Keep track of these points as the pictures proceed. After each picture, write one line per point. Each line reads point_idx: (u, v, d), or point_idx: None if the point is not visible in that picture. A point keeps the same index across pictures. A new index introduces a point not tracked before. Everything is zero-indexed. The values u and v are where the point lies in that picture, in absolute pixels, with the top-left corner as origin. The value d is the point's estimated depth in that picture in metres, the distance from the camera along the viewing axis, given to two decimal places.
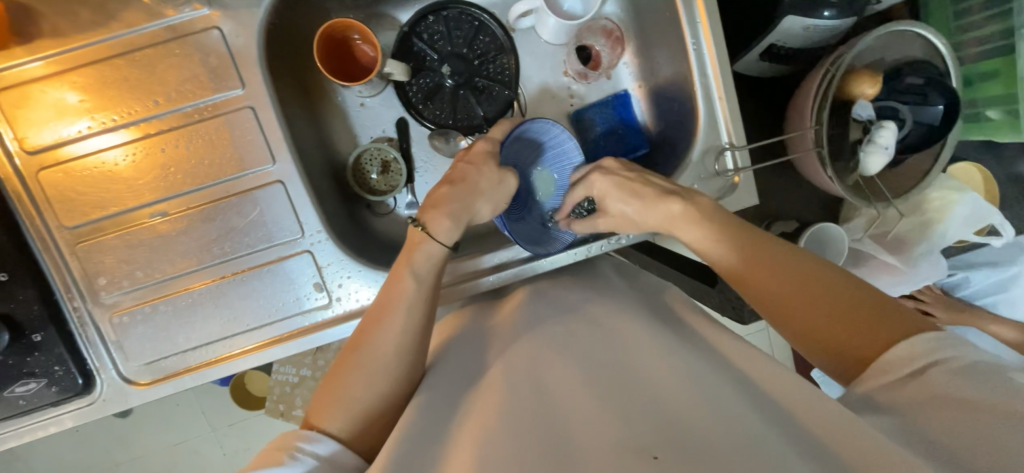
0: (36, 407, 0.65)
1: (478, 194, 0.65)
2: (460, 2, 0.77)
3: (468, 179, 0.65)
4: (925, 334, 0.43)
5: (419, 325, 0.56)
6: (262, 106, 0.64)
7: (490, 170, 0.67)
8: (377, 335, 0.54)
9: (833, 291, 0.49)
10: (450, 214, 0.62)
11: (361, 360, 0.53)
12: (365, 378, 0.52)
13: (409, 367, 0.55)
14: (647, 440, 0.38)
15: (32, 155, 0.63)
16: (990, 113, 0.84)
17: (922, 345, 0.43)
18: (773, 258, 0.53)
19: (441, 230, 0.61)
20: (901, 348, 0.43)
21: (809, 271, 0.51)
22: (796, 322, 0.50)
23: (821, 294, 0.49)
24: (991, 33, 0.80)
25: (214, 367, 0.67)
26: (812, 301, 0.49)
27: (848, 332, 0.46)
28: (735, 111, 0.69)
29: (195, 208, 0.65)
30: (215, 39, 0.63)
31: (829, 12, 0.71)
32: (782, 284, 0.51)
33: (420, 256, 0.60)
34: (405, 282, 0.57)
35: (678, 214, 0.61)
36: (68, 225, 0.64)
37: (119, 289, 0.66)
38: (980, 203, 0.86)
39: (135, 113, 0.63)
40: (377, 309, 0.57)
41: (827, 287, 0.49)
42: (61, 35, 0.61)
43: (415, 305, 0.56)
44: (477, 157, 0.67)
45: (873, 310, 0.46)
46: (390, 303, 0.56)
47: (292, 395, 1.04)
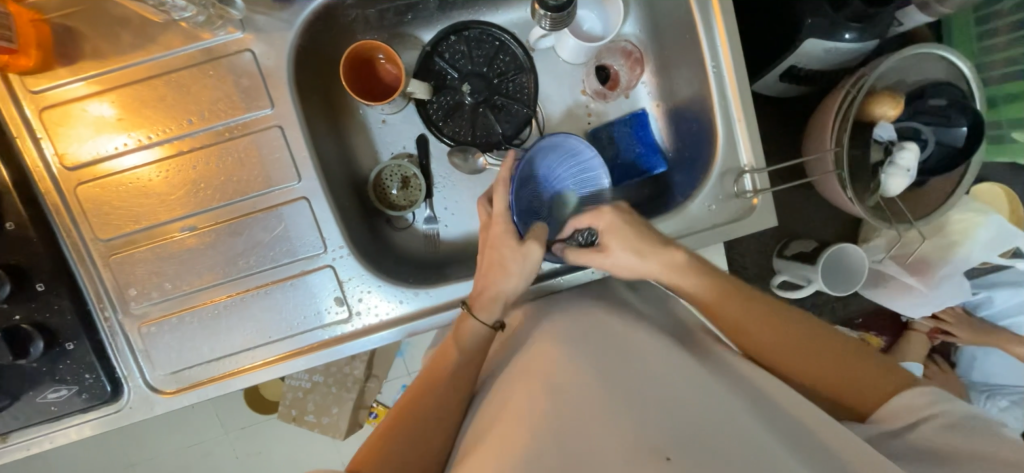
0: (65, 414, 0.67)
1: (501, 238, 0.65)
2: (481, 23, 0.79)
3: (497, 264, 0.65)
4: (920, 388, 0.49)
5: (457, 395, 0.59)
6: (289, 125, 0.66)
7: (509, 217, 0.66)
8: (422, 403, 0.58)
9: (830, 344, 0.54)
10: (495, 299, 0.65)
11: (406, 421, 0.56)
12: (406, 435, 0.55)
13: (445, 440, 0.56)
14: (661, 440, 0.39)
15: (71, 170, 0.65)
16: (1015, 135, 0.82)
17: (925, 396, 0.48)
18: (775, 321, 0.56)
19: (484, 307, 0.65)
20: (903, 396, 0.49)
21: (810, 331, 0.56)
22: (813, 378, 0.53)
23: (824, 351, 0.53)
24: (1018, 54, 0.79)
25: (236, 378, 0.69)
26: (820, 356, 0.53)
27: (857, 386, 0.51)
28: (754, 134, 0.70)
29: (222, 223, 0.67)
30: (247, 61, 0.65)
31: (850, 35, 0.71)
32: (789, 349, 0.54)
33: (464, 334, 0.64)
34: (452, 353, 0.62)
35: (683, 263, 0.62)
36: (102, 238, 0.67)
37: (148, 300, 0.68)
38: (1005, 226, 0.85)
39: (171, 132, 0.66)
40: (423, 379, 0.61)
41: (827, 343, 0.54)
42: (101, 56, 0.64)
43: (459, 377, 0.61)
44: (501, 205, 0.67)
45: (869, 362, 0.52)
46: (436, 375, 0.61)
47: (304, 401, 1.06)
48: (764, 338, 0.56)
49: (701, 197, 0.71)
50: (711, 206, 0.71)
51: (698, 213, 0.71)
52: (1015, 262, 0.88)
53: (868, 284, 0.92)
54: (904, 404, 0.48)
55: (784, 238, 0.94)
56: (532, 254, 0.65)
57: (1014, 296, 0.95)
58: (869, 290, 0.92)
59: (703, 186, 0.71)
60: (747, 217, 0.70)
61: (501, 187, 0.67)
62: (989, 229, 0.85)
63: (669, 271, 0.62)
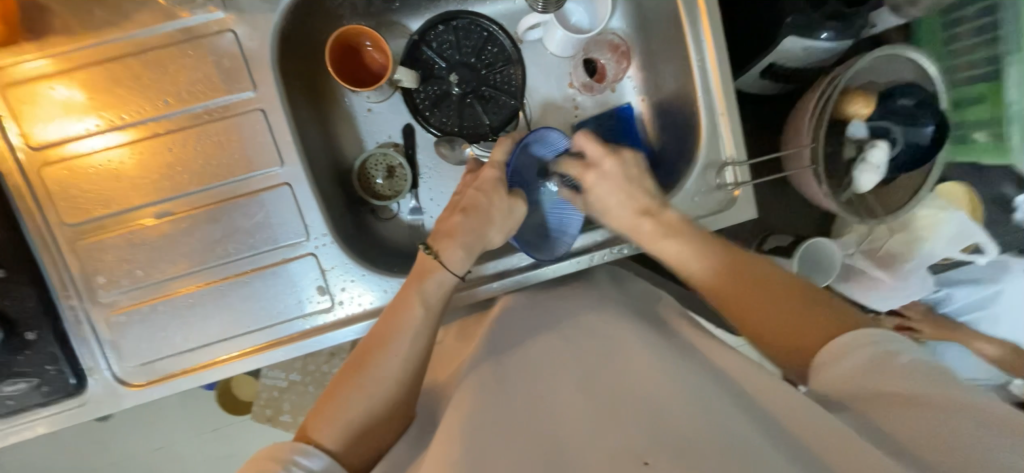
0: (25, 407, 0.64)
1: (490, 223, 0.65)
2: (471, 13, 0.78)
3: (478, 207, 0.64)
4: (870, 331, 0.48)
5: (420, 354, 0.57)
6: (272, 109, 0.65)
7: (498, 199, 0.66)
8: (379, 360, 0.54)
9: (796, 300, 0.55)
10: (462, 247, 0.63)
11: (362, 383, 0.53)
12: (360, 403, 0.53)
13: (406, 401, 0.55)
14: (642, 445, 0.38)
15: (36, 150, 0.62)
16: (977, 135, 0.86)
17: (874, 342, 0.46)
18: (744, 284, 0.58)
19: (452, 260, 0.62)
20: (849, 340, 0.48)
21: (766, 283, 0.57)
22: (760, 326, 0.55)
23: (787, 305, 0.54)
24: (978, 58, 0.83)
25: (210, 370, 0.67)
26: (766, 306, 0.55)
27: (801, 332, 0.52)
28: (737, 127, 0.71)
29: (199, 209, 0.65)
30: (229, 41, 0.63)
31: (826, 34, 0.73)
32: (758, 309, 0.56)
33: (428, 285, 0.60)
34: (412, 309, 0.58)
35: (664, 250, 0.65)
36: (68, 223, 0.63)
37: (118, 288, 0.65)
38: (968, 222, 0.88)
39: (144, 112, 0.63)
40: (378, 334, 0.57)
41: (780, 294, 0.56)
42: (71, 31, 0.61)
43: (412, 337, 0.56)
44: (486, 183, 0.66)
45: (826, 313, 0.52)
46: (390, 332, 0.56)
47: (280, 400, 1.03)
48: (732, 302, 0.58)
49: (684, 190, 0.73)
50: (694, 198, 0.73)
51: (682, 205, 0.73)
52: (975, 257, 0.92)
53: (840, 278, 0.96)
54: (846, 347, 0.47)
55: (763, 232, 0.97)
56: (517, 210, 0.67)
57: (973, 292, 1.01)
58: (841, 284, 0.96)
59: (687, 179, 0.73)
60: (728, 209, 0.72)
61: (508, 142, 0.70)
62: (954, 225, 0.89)
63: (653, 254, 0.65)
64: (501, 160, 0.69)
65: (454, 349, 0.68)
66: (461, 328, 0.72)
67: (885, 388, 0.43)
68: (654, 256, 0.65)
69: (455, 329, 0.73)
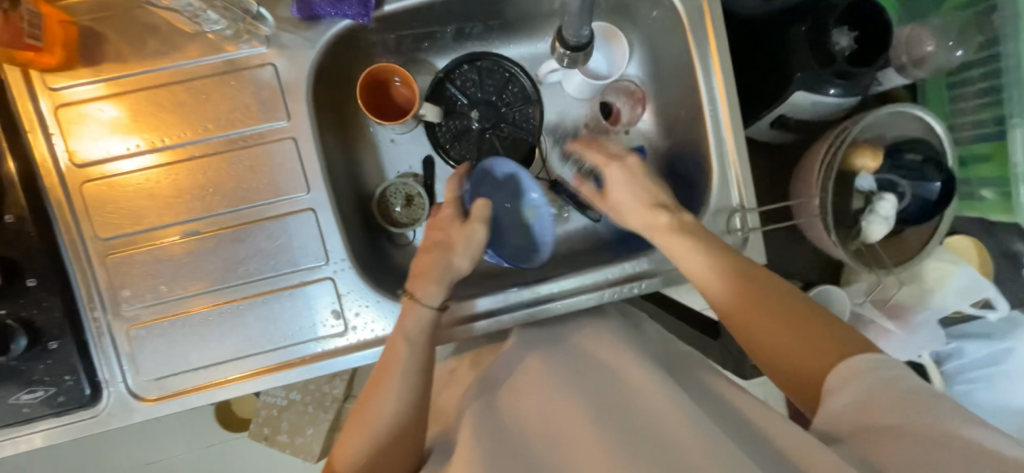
0: (38, 417, 0.65)
1: (455, 252, 0.69)
2: (495, 54, 0.82)
3: (440, 240, 0.70)
4: (870, 357, 0.50)
5: (417, 388, 0.59)
6: (304, 138, 0.68)
7: (455, 229, 0.71)
8: (377, 400, 0.58)
9: (796, 317, 0.55)
10: (435, 282, 0.66)
11: (365, 421, 0.57)
12: (361, 438, 0.56)
13: (409, 448, 0.57)
14: None
15: (79, 168, 0.65)
16: (985, 193, 0.87)
17: (864, 366, 0.49)
18: (748, 292, 0.59)
19: (427, 294, 0.65)
20: (839, 368, 0.50)
21: (781, 302, 0.57)
22: (771, 346, 0.56)
23: (794, 326, 0.55)
24: (984, 118, 0.84)
25: (220, 388, 0.68)
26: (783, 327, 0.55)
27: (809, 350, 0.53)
28: (748, 175, 0.74)
29: (227, 229, 0.68)
30: (269, 74, 0.67)
31: (835, 90, 0.77)
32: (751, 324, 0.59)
33: (408, 323, 0.63)
34: (398, 348, 0.60)
35: (664, 224, 0.67)
36: (102, 236, 0.66)
37: (141, 302, 0.67)
38: (976, 277, 0.90)
39: (183, 137, 0.66)
40: (376, 373, 0.60)
41: (793, 315, 0.56)
42: (123, 60, 0.65)
43: (409, 372, 0.59)
44: (443, 220, 0.71)
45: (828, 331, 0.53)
46: (385, 371, 0.59)
47: (278, 419, 1.03)
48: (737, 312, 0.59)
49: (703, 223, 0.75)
50: None
51: None
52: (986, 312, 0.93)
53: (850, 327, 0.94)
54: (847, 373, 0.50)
55: None
56: (475, 236, 0.71)
57: (987, 348, 0.97)
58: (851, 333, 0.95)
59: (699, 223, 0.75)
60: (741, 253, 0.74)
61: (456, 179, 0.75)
62: (963, 279, 0.90)
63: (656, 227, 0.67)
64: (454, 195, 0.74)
65: (466, 378, 0.68)
66: (474, 358, 0.71)
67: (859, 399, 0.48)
68: (663, 228, 0.67)
69: (467, 358, 0.72)
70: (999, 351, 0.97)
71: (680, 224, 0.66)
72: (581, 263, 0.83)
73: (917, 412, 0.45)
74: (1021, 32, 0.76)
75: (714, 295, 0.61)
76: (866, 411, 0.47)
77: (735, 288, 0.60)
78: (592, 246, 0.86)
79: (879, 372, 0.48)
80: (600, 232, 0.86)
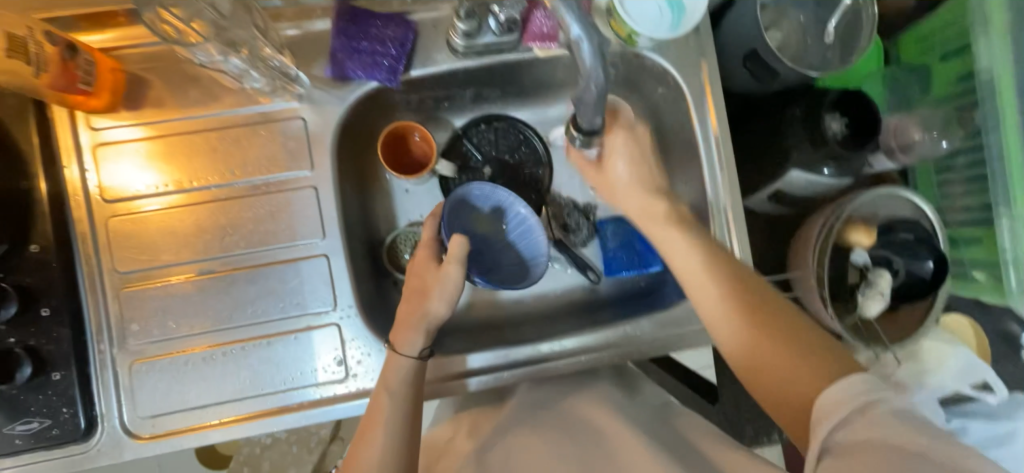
0: (30, 449, 0.65)
1: (429, 296, 0.67)
2: (510, 117, 0.85)
3: (419, 286, 0.69)
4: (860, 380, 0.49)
5: (404, 438, 0.61)
6: (324, 187, 0.72)
7: (432, 272, 0.69)
8: (364, 454, 0.60)
9: (787, 334, 0.56)
10: (414, 330, 0.66)
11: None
12: None
13: None
14: None
15: (108, 203, 0.68)
16: (977, 274, 0.90)
17: (858, 386, 0.49)
18: (741, 300, 0.59)
19: (405, 341, 0.66)
20: (833, 388, 0.50)
21: (772, 317, 0.58)
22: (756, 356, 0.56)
23: (782, 340, 0.56)
24: (971, 203, 0.88)
25: (213, 430, 0.67)
26: (771, 339, 0.56)
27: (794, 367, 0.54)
28: (747, 247, 0.77)
29: (241, 270, 0.70)
30: (297, 127, 0.71)
31: (827, 170, 0.81)
32: (745, 347, 0.58)
33: (391, 375, 0.64)
34: (380, 400, 0.62)
35: (659, 211, 0.68)
36: (120, 270, 0.68)
37: (147, 337, 0.68)
38: (971, 358, 0.90)
39: (209, 181, 0.70)
40: (363, 425, 0.62)
41: (783, 331, 0.56)
42: (163, 105, 0.69)
43: (393, 424, 0.61)
44: (421, 264, 0.70)
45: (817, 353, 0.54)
46: (371, 423, 0.62)
47: (258, 458, 1.04)
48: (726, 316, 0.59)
49: None
50: None
51: (691, 313, 0.78)
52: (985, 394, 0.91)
53: None
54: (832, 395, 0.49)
55: None
56: (452, 276, 0.67)
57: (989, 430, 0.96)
58: None
59: None
60: None
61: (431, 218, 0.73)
62: (958, 359, 0.91)
63: (652, 214, 0.69)
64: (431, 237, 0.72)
65: (463, 448, 0.71)
66: (472, 422, 0.75)
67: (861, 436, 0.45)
68: (657, 214, 0.69)
69: (466, 421, 0.75)
70: (1003, 434, 0.95)
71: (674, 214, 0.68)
72: (581, 322, 0.84)
73: (914, 440, 0.44)
74: (1001, 126, 0.79)
75: (704, 296, 0.61)
76: (857, 439, 0.45)
77: (730, 301, 0.60)
78: (592, 306, 0.88)
79: (868, 393, 0.48)
80: (602, 291, 0.88)
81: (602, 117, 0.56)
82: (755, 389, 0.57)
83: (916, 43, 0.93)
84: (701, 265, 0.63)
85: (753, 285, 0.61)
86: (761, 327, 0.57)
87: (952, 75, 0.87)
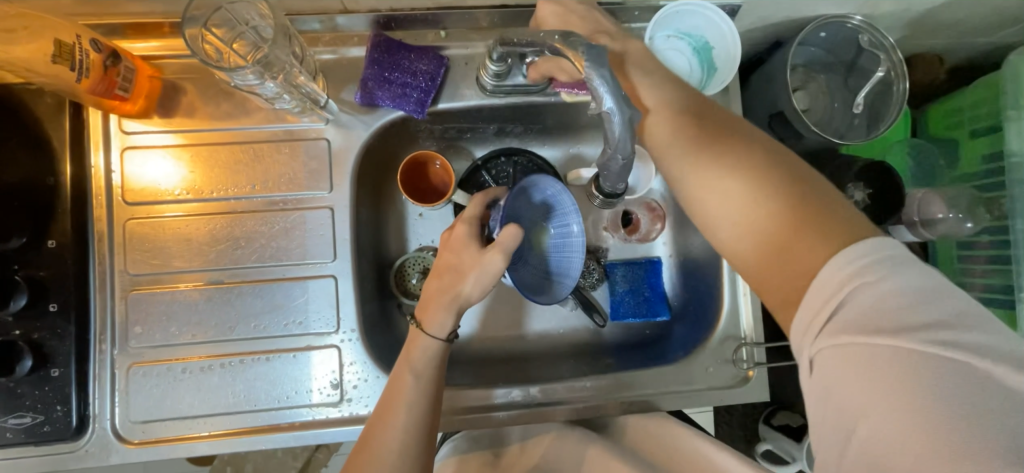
0: (18, 443, 0.65)
1: (464, 277, 0.63)
2: (530, 152, 0.84)
3: (450, 268, 0.64)
4: (864, 247, 0.41)
5: (423, 423, 0.59)
6: (341, 209, 0.72)
7: (468, 255, 0.64)
8: (383, 434, 0.58)
9: (778, 192, 0.46)
10: (444, 310, 0.62)
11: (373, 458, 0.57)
12: None
13: None
14: None
15: (128, 206, 0.69)
16: None
17: (861, 256, 0.41)
18: (713, 153, 0.51)
19: (433, 323, 0.63)
20: (837, 258, 0.42)
21: (759, 171, 0.48)
22: (739, 223, 0.48)
23: (772, 199, 0.46)
24: (994, 282, 0.85)
25: (201, 442, 0.67)
26: (760, 201, 0.47)
27: (787, 232, 0.45)
28: (757, 309, 0.77)
29: (248, 282, 0.70)
30: (321, 148, 0.72)
31: None
32: (738, 203, 0.48)
33: (415, 354, 0.62)
34: (404, 379, 0.60)
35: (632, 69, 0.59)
36: (131, 272, 0.69)
37: (149, 341, 0.68)
38: None
39: (228, 192, 0.71)
40: (383, 405, 0.60)
41: (775, 190, 0.47)
42: (193, 115, 0.71)
43: (415, 406, 0.59)
44: (457, 244, 0.64)
45: (819, 215, 0.44)
46: (392, 402, 0.60)
47: (243, 458, 1.01)
48: (699, 174, 0.51)
49: (704, 354, 0.77)
50: (710, 369, 0.76)
51: (695, 371, 0.76)
52: None
53: None
54: (836, 267, 0.41)
55: (774, 405, 0.99)
56: (491, 264, 0.62)
57: None
58: None
59: (705, 347, 0.77)
60: (741, 387, 0.76)
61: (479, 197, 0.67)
62: None
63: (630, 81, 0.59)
64: (472, 215, 0.66)
65: None
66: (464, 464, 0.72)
67: (841, 349, 0.40)
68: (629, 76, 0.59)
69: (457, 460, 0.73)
70: None
71: (655, 81, 0.58)
72: (582, 367, 0.83)
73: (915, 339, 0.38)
74: None
75: (671, 152, 0.54)
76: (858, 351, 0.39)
77: (708, 161, 0.51)
78: (595, 350, 0.86)
79: (865, 266, 0.41)
80: (606, 335, 0.87)
81: (624, 184, 0.63)
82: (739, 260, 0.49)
83: (945, 115, 0.92)
84: (676, 125, 0.54)
85: (731, 136, 0.52)
86: (749, 183, 0.48)
87: (980, 153, 0.86)
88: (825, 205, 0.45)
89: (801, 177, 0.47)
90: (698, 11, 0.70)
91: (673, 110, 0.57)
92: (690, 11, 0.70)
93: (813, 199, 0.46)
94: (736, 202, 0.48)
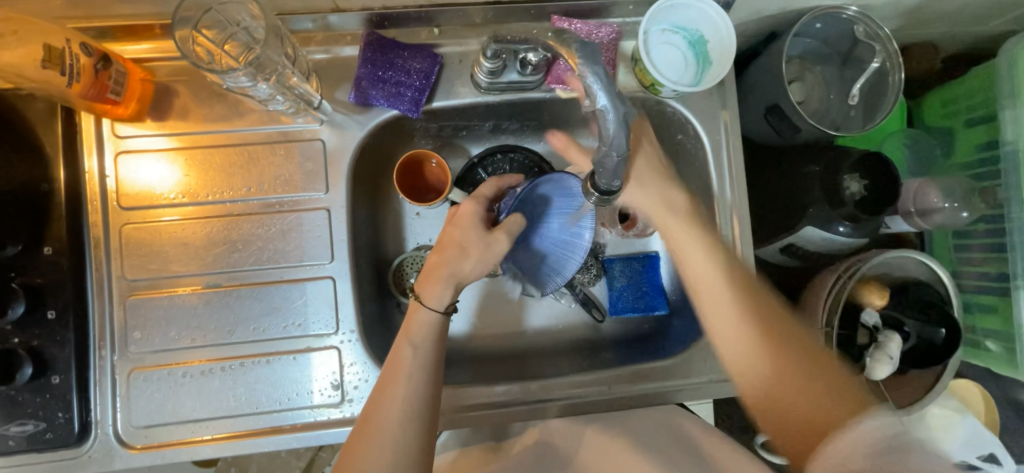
0: (21, 450, 0.65)
1: (466, 257, 0.63)
2: (527, 149, 0.84)
3: (455, 242, 0.64)
4: (874, 425, 0.52)
5: (423, 397, 0.58)
6: (337, 210, 0.72)
7: (474, 234, 0.65)
8: (382, 405, 0.57)
9: (805, 368, 0.59)
10: (444, 284, 0.62)
11: (372, 431, 0.55)
12: (372, 451, 0.54)
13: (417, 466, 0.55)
14: None
15: (123, 211, 0.69)
16: (990, 344, 0.87)
17: (877, 429, 0.52)
18: (744, 309, 0.63)
19: (432, 296, 0.62)
20: (860, 431, 0.52)
21: (784, 339, 0.61)
22: (767, 375, 0.60)
23: (802, 374, 0.59)
24: (988, 271, 0.86)
25: (203, 445, 0.67)
26: (786, 362, 0.60)
27: (808, 401, 0.57)
28: None
29: (246, 285, 0.70)
30: (316, 148, 0.72)
31: (843, 228, 0.80)
32: (766, 365, 0.60)
33: (415, 328, 0.62)
34: (402, 351, 0.60)
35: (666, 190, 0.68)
36: (128, 277, 0.69)
37: (148, 346, 0.68)
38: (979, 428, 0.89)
39: (224, 194, 0.70)
40: (381, 378, 0.59)
41: (796, 361, 0.59)
42: (186, 118, 0.70)
43: (415, 379, 0.58)
44: (464, 220, 0.66)
45: (824, 389, 0.57)
46: (393, 374, 0.59)
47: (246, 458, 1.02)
48: (735, 326, 0.63)
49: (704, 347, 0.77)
50: (709, 361, 0.77)
51: (695, 363, 0.77)
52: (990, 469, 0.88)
53: None
54: (854, 433, 0.52)
55: None
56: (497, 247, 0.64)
57: None
58: None
59: (704, 339, 0.78)
60: None
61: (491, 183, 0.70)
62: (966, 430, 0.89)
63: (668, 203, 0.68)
64: (484, 195, 0.68)
65: None
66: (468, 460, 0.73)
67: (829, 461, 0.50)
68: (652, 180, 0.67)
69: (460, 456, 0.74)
70: None
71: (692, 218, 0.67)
72: (582, 362, 0.84)
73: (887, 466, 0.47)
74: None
75: (712, 297, 0.65)
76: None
77: (735, 311, 0.63)
78: (595, 345, 0.87)
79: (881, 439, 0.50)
80: (605, 330, 0.88)
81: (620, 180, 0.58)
82: (757, 410, 0.61)
83: (941, 104, 0.92)
84: (713, 276, 0.65)
85: (758, 296, 0.65)
86: (763, 337, 0.61)
87: (976, 142, 0.86)
88: (839, 387, 0.58)
89: (822, 359, 0.60)
90: (690, 5, 0.69)
91: (732, 266, 0.66)
92: (684, 5, 0.69)
93: (829, 375, 0.58)
94: (773, 366, 0.60)
